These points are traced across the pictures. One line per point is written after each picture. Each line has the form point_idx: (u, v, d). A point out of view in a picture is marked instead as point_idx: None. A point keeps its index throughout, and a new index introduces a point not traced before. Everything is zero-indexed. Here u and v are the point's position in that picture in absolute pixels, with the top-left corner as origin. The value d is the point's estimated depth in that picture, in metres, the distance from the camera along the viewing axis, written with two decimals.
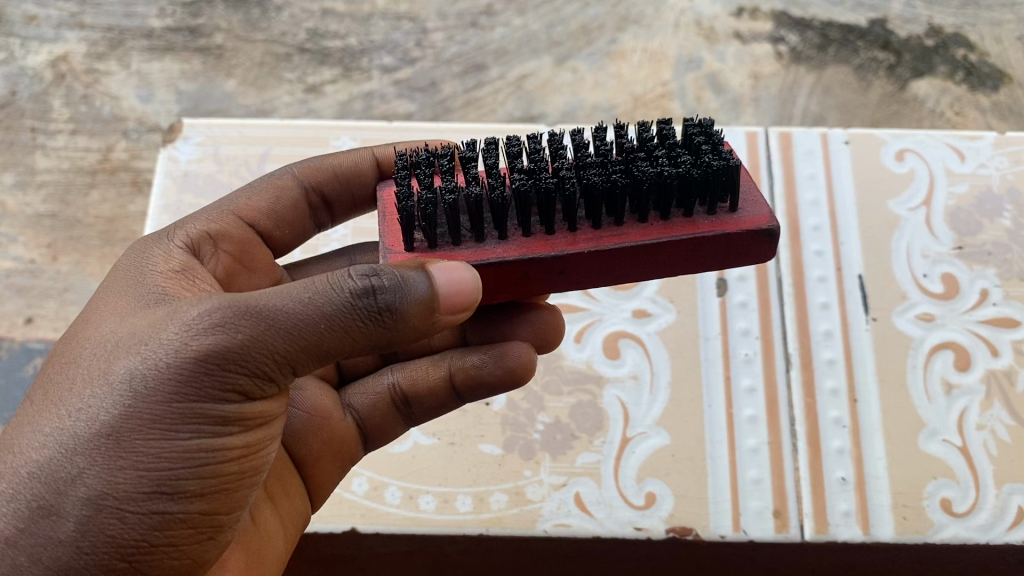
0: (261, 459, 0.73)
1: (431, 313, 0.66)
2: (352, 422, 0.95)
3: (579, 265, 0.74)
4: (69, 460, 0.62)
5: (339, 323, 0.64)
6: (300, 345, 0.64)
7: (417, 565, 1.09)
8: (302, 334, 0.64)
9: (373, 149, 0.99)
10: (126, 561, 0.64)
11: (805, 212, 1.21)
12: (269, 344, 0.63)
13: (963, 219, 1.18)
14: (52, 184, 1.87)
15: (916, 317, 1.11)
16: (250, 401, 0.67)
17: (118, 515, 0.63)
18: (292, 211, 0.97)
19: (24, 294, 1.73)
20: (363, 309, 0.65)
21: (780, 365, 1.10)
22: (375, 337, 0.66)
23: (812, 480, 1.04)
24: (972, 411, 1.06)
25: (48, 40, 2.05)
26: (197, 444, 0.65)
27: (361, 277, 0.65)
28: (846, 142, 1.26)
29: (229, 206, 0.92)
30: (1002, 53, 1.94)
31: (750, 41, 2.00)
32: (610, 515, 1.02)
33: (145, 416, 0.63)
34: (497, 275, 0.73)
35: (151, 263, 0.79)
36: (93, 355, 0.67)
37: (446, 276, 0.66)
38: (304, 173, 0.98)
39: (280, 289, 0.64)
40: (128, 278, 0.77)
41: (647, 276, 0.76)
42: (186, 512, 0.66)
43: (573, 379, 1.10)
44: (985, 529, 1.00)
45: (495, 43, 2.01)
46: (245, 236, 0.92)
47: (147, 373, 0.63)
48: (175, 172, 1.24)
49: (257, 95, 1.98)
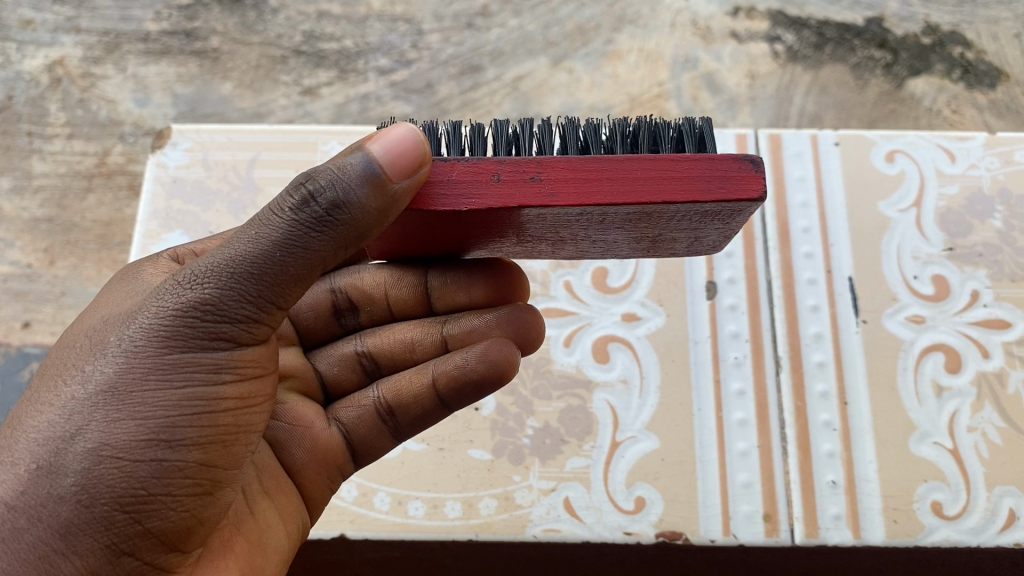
0: (258, 419, 0.72)
1: (382, 185, 0.63)
2: (337, 435, 0.94)
3: (554, 172, 0.65)
4: (66, 419, 0.61)
5: (302, 235, 0.63)
6: (272, 270, 0.64)
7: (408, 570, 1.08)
8: (272, 256, 0.63)
9: None
10: (127, 512, 0.62)
11: (795, 214, 1.20)
12: (242, 275, 0.63)
13: (954, 220, 1.18)
14: (49, 188, 1.87)
15: (906, 319, 1.11)
16: (239, 347, 0.67)
17: (118, 465, 0.61)
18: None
19: (21, 299, 1.74)
20: (319, 211, 0.63)
21: (770, 368, 1.10)
22: (338, 237, 0.64)
23: (802, 484, 1.04)
24: (963, 413, 1.05)
25: (43, 44, 2.03)
26: (191, 393, 0.64)
27: (308, 180, 0.64)
28: (835, 143, 1.25)
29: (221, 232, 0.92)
30: (999, 51, 1.94)
31: (747, 40, 1.99)
32: (599, 520, 1.02)
33: (139, 367, 0.63)
34: (468, 171, 0.66)
35: (146, 266, 0.80)
36: (88, 334, 0.68)
37: (384, 147, 0.63)
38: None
39: (249, 223, 0.65)
40: (125, 278, 0.78)
41: (626, 192, 0.64)
42: (186, 462, 0.64)
43: (563, 383, 1.10)
44: (976, 532, 0.99)
45: (491, 44, 2.00)
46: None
47: (139, 333, 0.64)
48: (163, 178, 1.24)
49: (253, 98, 1.98)
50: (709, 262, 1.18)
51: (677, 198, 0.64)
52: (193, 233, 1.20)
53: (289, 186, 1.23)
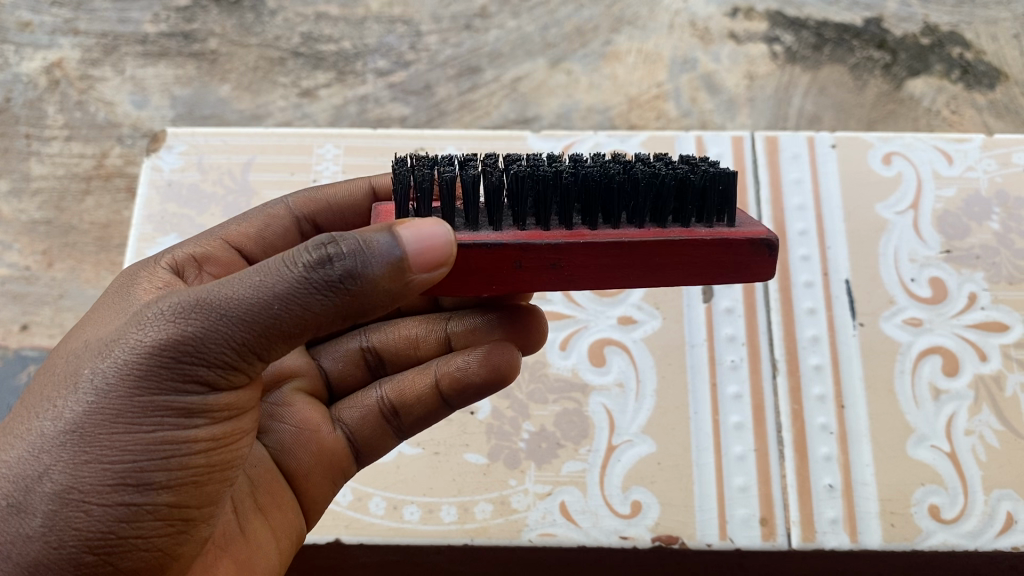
0: (234, 455, 0.70)
1: (401, 272, 0.63)
2: (342, 438, 0.93)
3: (574, 260, 0.70)
4: (33, 457, 0.60)
5: (298, 299, 0.61)
6: (257, 330, 0.62)
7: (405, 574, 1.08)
8: (259, 316, 0.61)
9: (370, 179, 0.99)
10: (96, 554, 0.60)
11: (792, 217, 1.20)
12: (226, 330, 0.61)
13: (951, 222, 1.17)
14: (47, 190, 1.87)
15: (904, 322, 1.10)
16: (216, 392, 0.65)
17: (85, 509, 0.59)
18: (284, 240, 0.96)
19: (19, 301, 1.73)
20: (322, 280, 0.61)
21: (767, 371, 1.10)
22: (338, 309, 0.63)
23: (799, 487, 1.03)
24: (961, 416, 1.05)
25: (42, 46, 2.03)
26: (163, 435, 0.63)
27: (317, 246, 0.62)
28: (832, 145, 1.25)
29: (218, 232, 0.91)
30: (998, 51, 1.93)
31: (746, 41, 1.98)
32: (596, 524, 1.01)
33: (109, 409, 0.61)
34: (490, 259, 0.70)
35: (139, 284, 0.78)
36: (65, 365, 0.66)
37: (413, 236, 0.64)
38: (297, 203, 0.97)
39: (240, 272, 0.63)
40: (113, 299, 0.76)
41: (646, 280, 0.72)
42: (155, 504, 0.63)
43: (559, 387, 1.09)
44: (974, 536, 0.99)
45: (489, 45, 2.00)
46: (232, 258, 0.90)
47: (109, 370, 0.61)
48: (158, 181, 1.23)
49: (252, 99, 1.97)
50: None
51: (694, 281, 0.73)
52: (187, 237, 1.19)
53: (284, 189, 1.23)
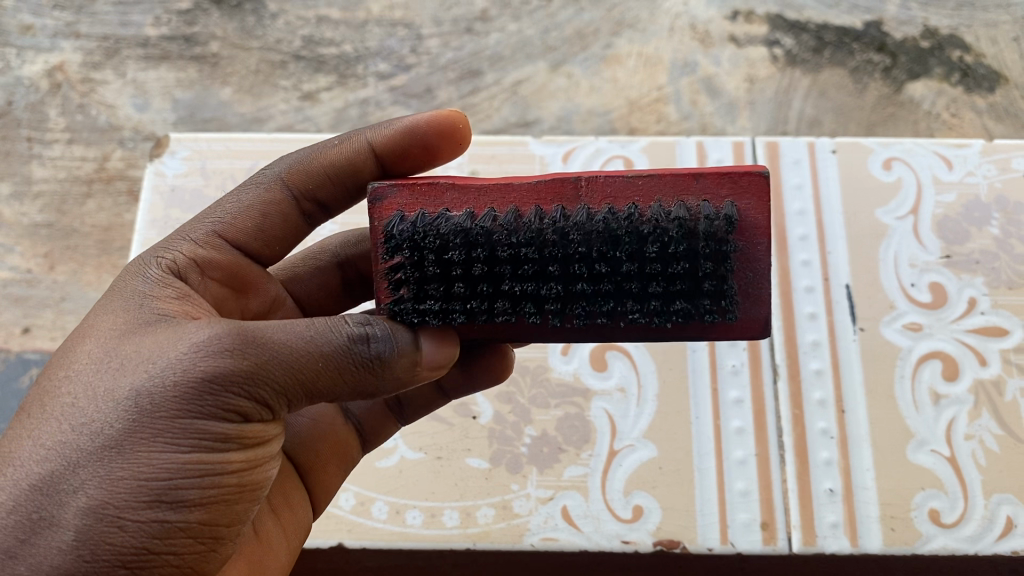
0: (260, 477, 0.71)
1: (417, 366, 0.68)
2: (350, 426, 0.96)
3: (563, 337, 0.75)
4: (70, 471, 0.60)
5: (336, 362, 0.65)
6: (297, 378, 0.64)
7: None
8: (301, 368, 0.64)
9: (365, 136, 0.90)
10: (127, 570, 0.61)
11: (793, 222, 1.20)
12: (270, 373, 0.63)
13: (951, 227, 1.18)
14: (48, 194, 1.88)
15: (904, 327, 1.11)
16: (249, 421, 0.65)
17: (119, 524, 0.60)
18: (285, 222, 0.90)
19: (20, 304, 1.74)
20: (359, 356, 0.65)
21: (767, 376, 1.10)
22: (366, 383, 0.66)
23: (800, 491, 1.04)
24: (961, 421, 1.05)
25: (43, 49, 2.03)
26: (200, 458, 0.63)
27: (356, 325, 0.67)
28: (833, 151, 1.24)
29: (213, 228, 0.85)
30: (998, 54, 1.94)
31: (746, 44, 1.99)
32: (597, 529, 1.02)
33: (149, 430, 0.61)
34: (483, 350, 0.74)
35: (145, 279, 0.75)
36: (94, 370, 0.65)
37: (430, 341, 0.69)
38: (293, 178, 0.89)
39: (284, 323, 0.65)
40: (119, 294, 0.74)
41: None
42: (187, 521, 0.63)
43: (561, 392, 1.10)
44: (974, 540, 1.00)
45: (490, 49, 2.00)
46: (234, 258, 0.85)
47: (153, 390, 0.61)
48: (162, 187, 1.24)
49: (253, 103, 1.98)
50: None
51: None
52: None
53: None
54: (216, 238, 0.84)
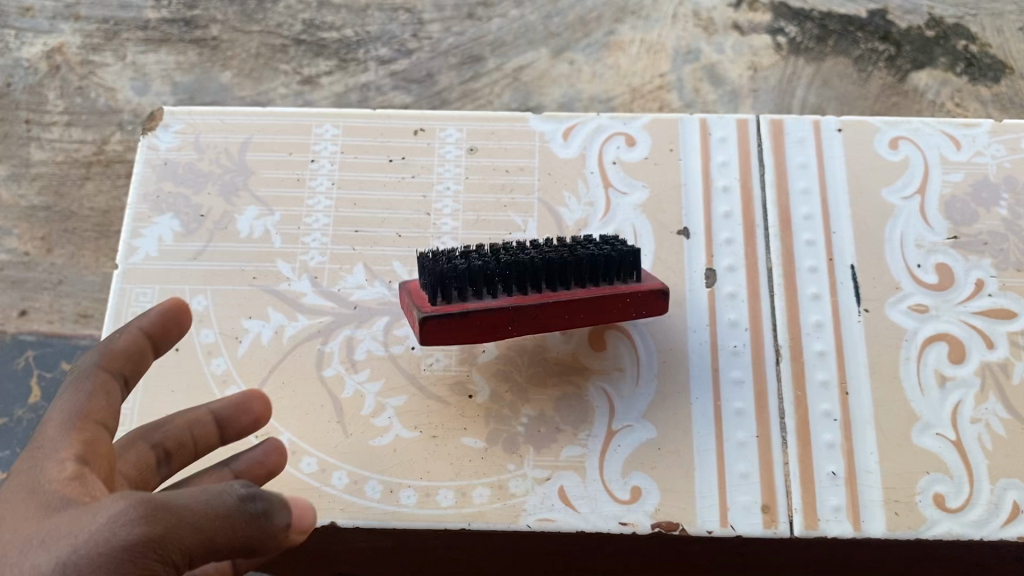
0: None
1: (292, 531, 0.65)
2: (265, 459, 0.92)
3: None
4: None
5: (237, 526, 0.62)
6: (206, 544, 0.62)
7: (395, 545, 1.08)
8: (209, 533, 0.62)
9: (140, 324, 0.81)
10: None
11: (796, 201, 1.16)
12: (178, 541, 0.60)
13: (959, 208, 1.15)
14: (46, 176, 1.96)
15: (909, 308, 1.09)
16: None
17: None
18: (115, 399, 0.77)
19: (19, 287, 1.85)
20: (249, 517, 0.63)
21: (769, 357, 1.07)
22: (259, 546, 0.64)
23: (802, 474, 1.02)
24: (967, 404, 1.04)
25: (43, 31, 2.14)
26: None
27: (242, 485, 0.64)
28: (838, 129, 1.21)
29: (71, 427, 0.72)
30: (1002, 44, 2.05)
31: (750, 32, 2.09)
32: (594, 510, 1.00)
33: None
34: None
35: (38, 449, 0.70)
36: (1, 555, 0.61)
37: (299, 504, 0.67)
38: (110, 366, 0.78)
39: (184, 489, 0.62)
40: (21, 462, 0.69)
41: None
42: None
43: (559, 371, 1.07)
44: (980, 525, 0.98)
45: (492, 34, 2.09)
46: (108, 443, 0.73)
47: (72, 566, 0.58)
48: (155, 161, 1.21)
49: (253, 87, 2.05)
50: (708, 250, 1.14)
51: None
52: (184, 216, 1.17)
53: (281, 170, 1.20)
54: (87, 426, 0.73)
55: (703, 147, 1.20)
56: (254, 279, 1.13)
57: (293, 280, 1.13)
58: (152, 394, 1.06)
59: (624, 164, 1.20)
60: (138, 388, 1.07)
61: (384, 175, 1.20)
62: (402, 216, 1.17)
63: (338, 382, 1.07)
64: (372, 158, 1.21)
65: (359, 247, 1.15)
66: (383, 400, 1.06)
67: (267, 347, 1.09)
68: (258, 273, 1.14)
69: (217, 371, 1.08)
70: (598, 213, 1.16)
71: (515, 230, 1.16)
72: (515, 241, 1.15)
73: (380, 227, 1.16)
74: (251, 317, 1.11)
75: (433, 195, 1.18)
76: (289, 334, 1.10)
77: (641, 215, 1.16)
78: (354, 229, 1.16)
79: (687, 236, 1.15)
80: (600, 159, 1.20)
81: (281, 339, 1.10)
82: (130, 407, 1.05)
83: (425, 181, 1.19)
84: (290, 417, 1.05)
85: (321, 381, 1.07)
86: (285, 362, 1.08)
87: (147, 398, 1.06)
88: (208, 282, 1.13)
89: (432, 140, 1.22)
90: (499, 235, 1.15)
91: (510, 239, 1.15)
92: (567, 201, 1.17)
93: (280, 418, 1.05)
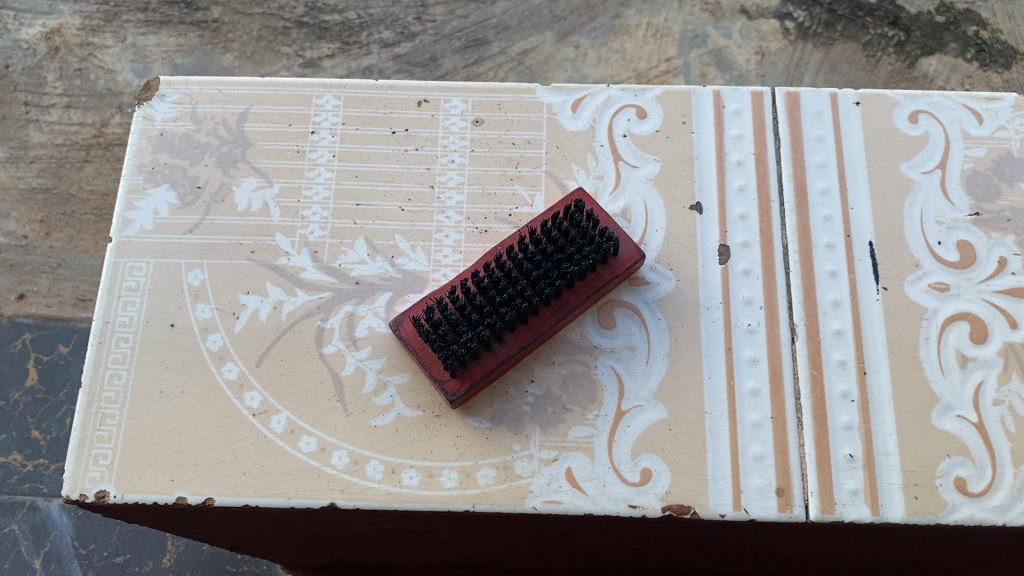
0: None
1: None
2: None
3: None
4: None
5: None
6: None
7: (394, 522, 1.05)
8: None
9: None
10: None
11: (813, 175, 1.13)
12: None
13: (981, 183, 1.12)
14: (45, 158, 1.93)
15: (929, 286, 1.06)
16: None
17: None
18: None
19: (17, 270, 1.82)
20: None
21: (784, 336, 1.04)
22: None
23: (818, 457, 0.98)
24: (989, 385, 1.01)
25: (42, 13, 2.10)
26: None
27: None
28: (856, 103, 1.17)
29: None
30: (1014, 31, 2.01)
31: (757, 16, 2.05)
32: (603, 493, 0.97)
33: None
34: None
35: None
36: None
37: None
38: None
39: None
40: None
41: None
42: None
43: (566, 349, 1.03)
44: (1001, 510, 0.95)
45: (496, 17, 2.05)
46: None
47: None
48: (150, 132, 1.17)
49: (254, 69, 2.03)
50: (722, 225, 1.10)
51: None
52: (180, 189, 1.13)
53: (280, 141, 1.16)
54: None
55: (717, 120, 1.16)
56: (252, 253, 1.10)
57: (292, 254, 1.10)
58: (147, 368, 1.04)
59: (635, 137, 1.16)
60: (131, 362, 1.04)
61: (386, 147, 1.16)
62: (405, 189, 1.13)
63: (338, 359, 1.04)
64: (373, 129, 1.17)
65: (361, 221, 1.11)
66: (385, 377, 1.03)
67: (265, 322, 1.06)
68: (256, 246, 1.10)
69: (213, 347, 1.05)
70: (608, 187, 1.13)
71: (522, 204, 1.12)
72: (522, 215, 1.11)
73: (383, 202, 1.13)
74: (249, 292, 1.08)
75: (437, 168, 1.15)
76: (287, 310, 1.06)
77: (652, 189, 1.12)
78: (356, 203, 1.13)
79: (700, 212, 1.11)
80: (610, 132, 1.16)
81: (279, 315, 1.06)
82: (125, 381, 1.03)
83: (428, 154, 1.16)
84: (288, 394, 1.02)
85: (321, 358, 1.04)
86: (283, 338, 1.05)
87: (142, 371, 1.03)
88: (204, 256, 1.10)
89: (436, 112, 1.18)
90: (505, 209, 1.12)
91: (516, 213, 1.12)
92: (576, 174, 1.14)
93: (276, 395, 1.02)
